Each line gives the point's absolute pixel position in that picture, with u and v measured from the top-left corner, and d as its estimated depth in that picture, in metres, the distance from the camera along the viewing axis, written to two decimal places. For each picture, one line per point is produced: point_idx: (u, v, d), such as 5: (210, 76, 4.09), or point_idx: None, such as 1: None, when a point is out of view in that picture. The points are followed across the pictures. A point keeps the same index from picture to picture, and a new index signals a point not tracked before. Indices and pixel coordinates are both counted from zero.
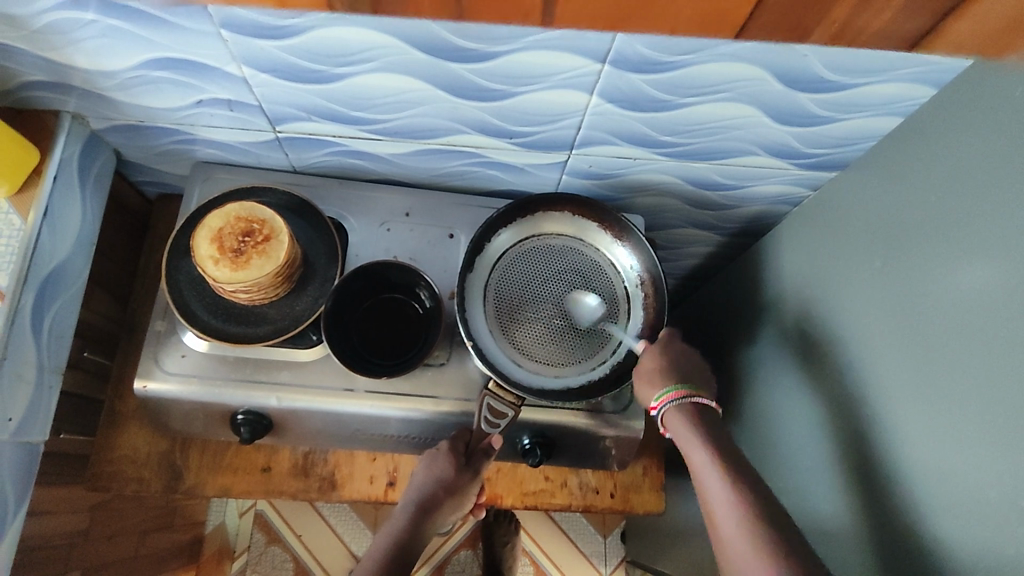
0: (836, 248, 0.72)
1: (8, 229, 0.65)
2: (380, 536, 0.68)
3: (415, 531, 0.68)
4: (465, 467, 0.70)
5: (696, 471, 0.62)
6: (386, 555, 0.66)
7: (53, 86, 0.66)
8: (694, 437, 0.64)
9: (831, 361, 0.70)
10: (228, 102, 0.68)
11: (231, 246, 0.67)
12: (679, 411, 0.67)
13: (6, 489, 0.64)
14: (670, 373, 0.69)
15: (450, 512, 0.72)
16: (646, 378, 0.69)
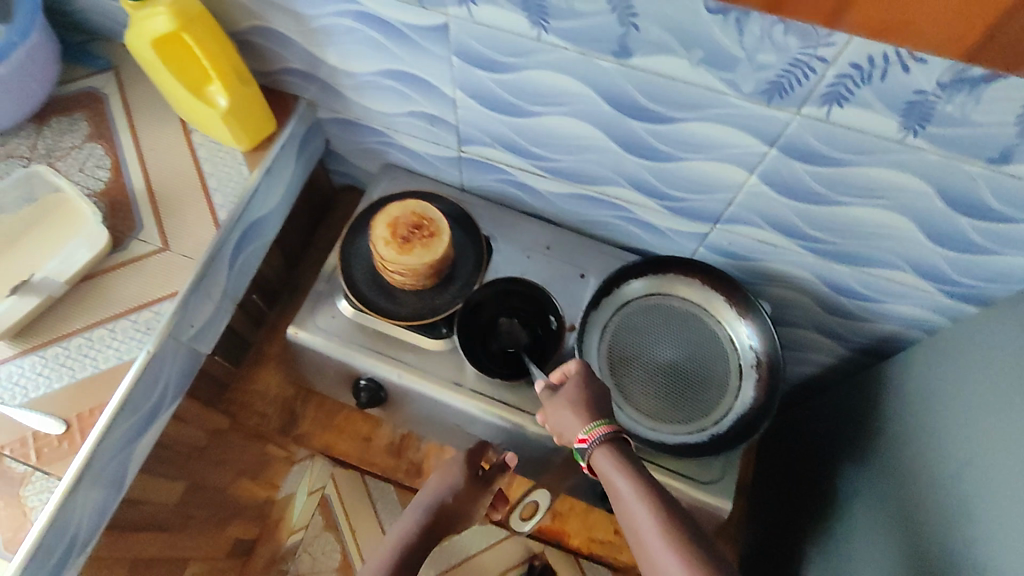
0: (967, 379, 0.70)
1: (237, 176, 0.80)
2: (394, 529, 0.72)
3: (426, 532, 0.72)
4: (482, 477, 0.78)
5: (617, 490, 0.57)
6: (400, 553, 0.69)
7: (304, 75, 0.82)
8: (618, 467, 0.58)
9: (945, 497, 0.67)
10: (432, 117, 0.80)
11: (402, 234, 0.78)
12: (603, 446, 0.60)
13: (170, 383, 0.75)
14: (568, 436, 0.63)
15: (457, 523, 0.76)
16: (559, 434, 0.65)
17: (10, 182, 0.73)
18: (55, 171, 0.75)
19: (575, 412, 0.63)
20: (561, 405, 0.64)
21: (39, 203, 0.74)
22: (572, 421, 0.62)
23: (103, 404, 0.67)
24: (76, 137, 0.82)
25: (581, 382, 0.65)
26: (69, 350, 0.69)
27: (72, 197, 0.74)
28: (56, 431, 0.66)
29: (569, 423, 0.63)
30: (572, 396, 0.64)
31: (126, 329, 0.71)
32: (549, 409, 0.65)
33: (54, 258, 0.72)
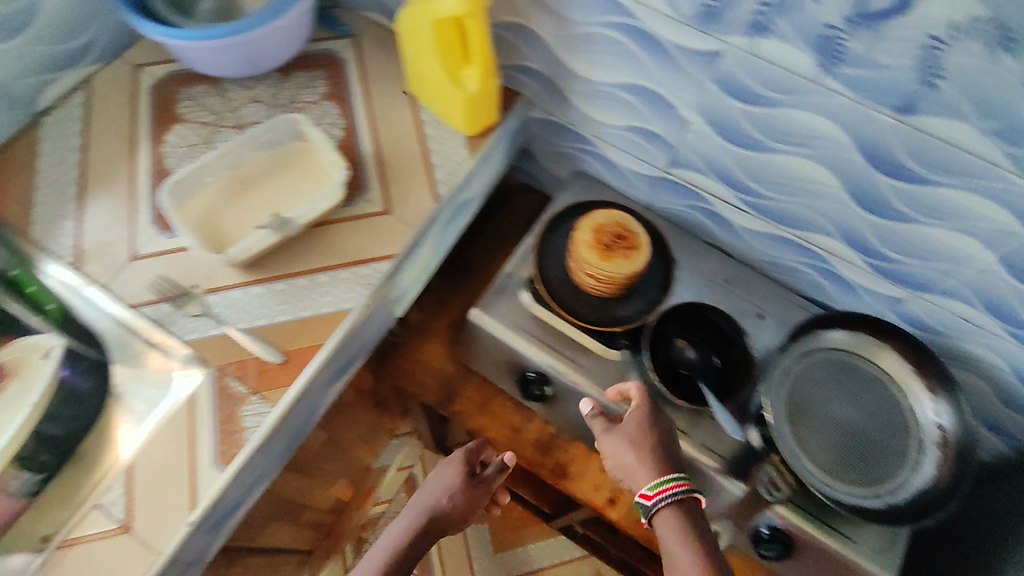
0: None
1: (458, 158, 0.84)
2: (389, 535, 0.76)
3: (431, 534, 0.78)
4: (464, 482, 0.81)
5: (674, 557, 0.64)
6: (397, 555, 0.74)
7: (535, 74, 0.85)
8: (678, 534, 0.65)
9: None
10: (651, 135, 0.81)
11: (604, 240, 0.79)
12: (669, 510, 0.66)
13: (368, 337, 0.79)
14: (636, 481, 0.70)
15: (450, 526, 0.81)
16: (618, 472, 0.72)
17: (271, 125, 0.78)
18: (310, 125, 0.78)
19: (639, 457, 0.70)
20: (621, 442, 0.71)
21: (291, 152, 0.80)
22: (638, 468, 0.69)
23: (319, 344, 0.71)
24: (314, 93, 0.87)
25: (634, 416, 0.72)
26: (293, 288, 0.74)
27: (322, 153, 0.79)
28: (275, 360, 0.70)
29: (626, 461, 0.70)
30: (646, 444, 0.70)
31: (345, 279, 0.75)
32: (604, 440, 0.74)
33: (296, 203, 0.77)
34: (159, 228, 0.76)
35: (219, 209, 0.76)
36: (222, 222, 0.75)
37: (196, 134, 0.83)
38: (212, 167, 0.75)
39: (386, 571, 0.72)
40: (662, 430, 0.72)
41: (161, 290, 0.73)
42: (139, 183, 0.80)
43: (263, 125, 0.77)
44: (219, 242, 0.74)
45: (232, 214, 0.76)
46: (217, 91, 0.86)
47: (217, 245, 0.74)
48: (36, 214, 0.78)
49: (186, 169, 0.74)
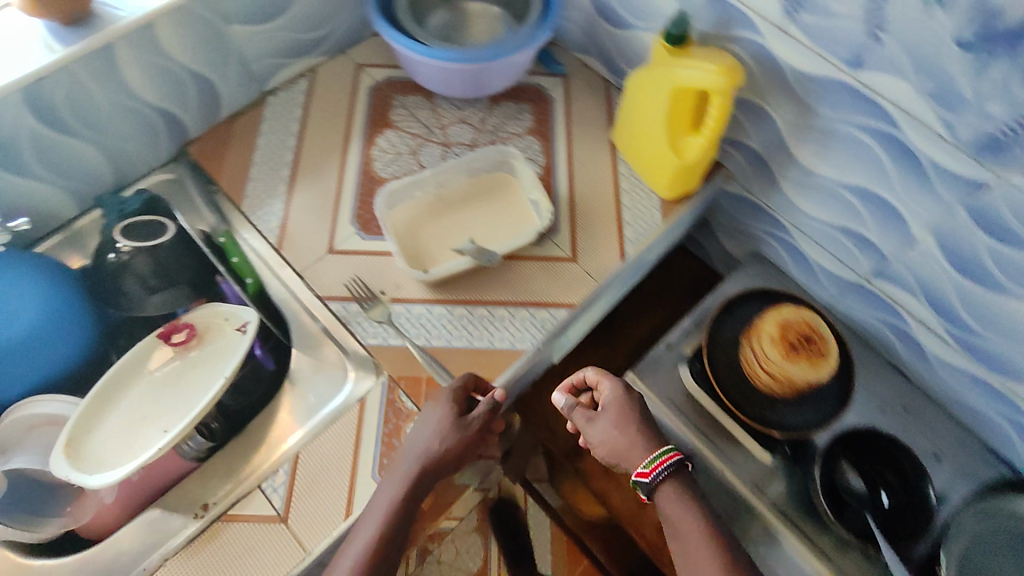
0: None
1: (649, 219, 0.82)
2: (389, 483, 0.62)
3: (425, 482, 0.62)
4: (456, 421, 0.65)
5: (683, 535, 0.65)
6: (396, 512, 0.61)
7: (748, 152, 0.81)
8: (688, 513, 0.65)
9: None
10: (863, 242, 0.76)
11: (790, 339, 0.79)
12: (666, 484, 0.67)
13: (528, 380, 0.77)
14: (624, 462, 0.69)
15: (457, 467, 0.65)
16: (617, 458, 0.69)
17: (482, 154, 0.81)
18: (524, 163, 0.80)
19: (623, 432, 0.68)
20: (610, 428, 0.69)
21: (498, 183, 0.82)
22: (627, 450, 0.68)
23: (489, 378, 0.71)
24: (520, 126, 0.89)
25: (612, 406, 0.71)
26: (473, 315, 0.75)
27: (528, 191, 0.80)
28: (445, 384, 0.70)
29: (610, 445, 0.69)
30: (630, 430, 0.68)
31: (523, 317, 0.75)
32: (598, 440, 0.70)
33: (494, 234, 0.78)
34: (359, 227, 0.80)
35: (422, 223, 0.78)
36: (422, 235, 0.78)
37: (404, 143, 0.86)
38: (424, 184, 0.79)
39: (382, 535, 0.60)
40: (631, 407, 0.70)
41: (353, 288, 0.75)
42: (346, 180, 0.83)
43: (477, 152, 0.80)
44: (416, 253, 0.76)
45: (433, 231, 0.78)
46: (430, 106, 0.89)
47: (414, 256, 0.76)
48: (250, 189, 0.83)
49: (405, 180, 0.77)
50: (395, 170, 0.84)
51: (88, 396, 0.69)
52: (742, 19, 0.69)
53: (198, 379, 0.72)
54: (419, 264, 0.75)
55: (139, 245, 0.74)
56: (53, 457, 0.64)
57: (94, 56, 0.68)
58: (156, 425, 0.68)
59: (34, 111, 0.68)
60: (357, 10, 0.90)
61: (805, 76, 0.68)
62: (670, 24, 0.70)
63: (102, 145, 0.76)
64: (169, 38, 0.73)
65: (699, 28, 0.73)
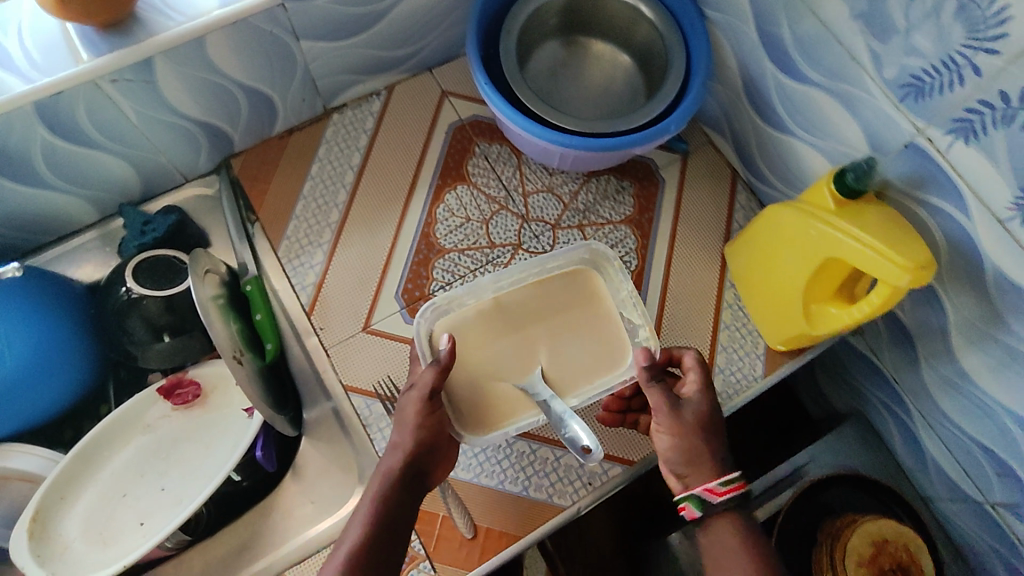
0: None
1: (747, 370, 0.68)
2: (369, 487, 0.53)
3: (403, 497, 0.52)
4: (429, 424, 0.54)
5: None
6: (374, 534, 0.49)
7: (893, 319, 0.65)
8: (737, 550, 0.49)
9: None
10: (1007, 473, 0.61)
11: (882, 564, 0.63)
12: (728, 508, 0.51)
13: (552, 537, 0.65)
14: (685, 468, 0.52)
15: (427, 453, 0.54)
16: (679, 462, 0.52)
17: (564, 251, 0.62)
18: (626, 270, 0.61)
19: (712, 446, 0.52)
20: (688, 427, 0.52)
21: (579, 285, 0.62)
22: (691, 472, 0.52)
23: (513, 536, 0.61)
24: (618, 212, 0.74)
25: (700, 409, 0.53)
26: (511, 451, 0.64)
27: (625, 311, 0.61)
28: (464, 532, 0.61)
29: (673, 457, 0.53)
30: (702, 448, 0.52)
31: (570, 467, 0.63)
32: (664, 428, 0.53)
33: (572, 370, 0.59)
34: (405, 305, 0.68)
35: (470, 347, 0.58)
36: (474, 364, 0.58)
37: (478, 207, 0.73)
38: (478, 289, 0.61)
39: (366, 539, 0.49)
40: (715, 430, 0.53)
41: (382, 385, 0.64)
42: (401, 240, 0.71)
43: (560, 250, 0.62)
44: (462, 399, 0.57)
45: (489, 356, 0.58)
46: (516, 163, 0.75)
47: (459, 400, 0.57)
48: (292, 227, 0.71)
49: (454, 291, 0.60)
50: (458, 239, 0.71)
51: (68, 456, 0.61)
52: (946, 187, 0.52)
53: (190, 455, 0.64)
54: (470, 415, 0.57)
55: (156, 290, 0.64)
56: (15, 536, 0.57)
57: (129, 69, 0.56)
58: (133, 513, 0.61)
59: (49, 124, 0.56)
60: (455, 28, 0.74)
61: (1007, 280, 0.51)
62: (849, 172, 0.54)
63: (131, 156, 0.65)
64: (221, 51, 0.60)
65: (885, 175, 0.56)
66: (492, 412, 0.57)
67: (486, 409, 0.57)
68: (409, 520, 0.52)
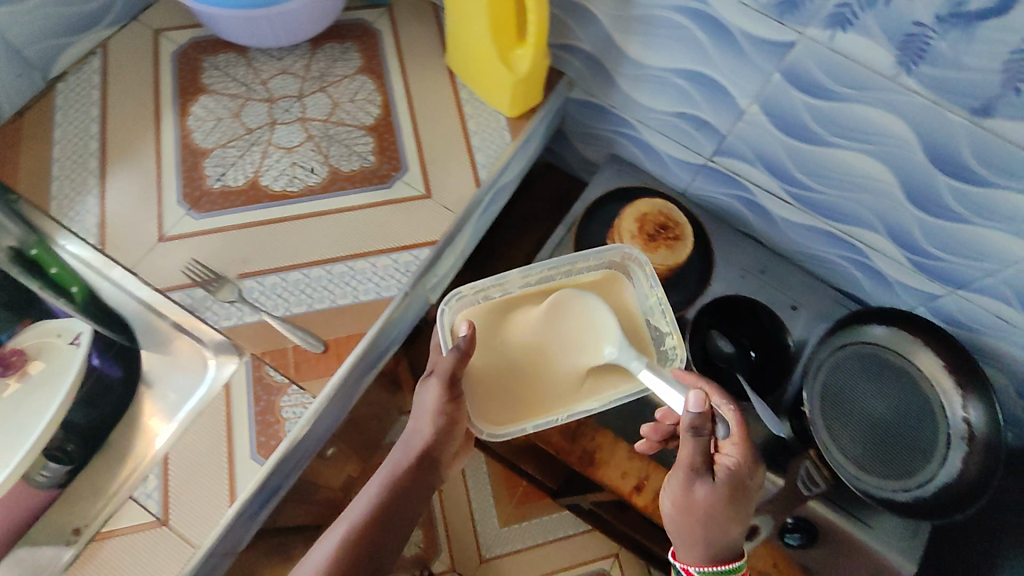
0: None
1: (499, 140, 0.81)
2: (395, 456, 0.63)
3: (411, 482, 0.61)
4: (445, 413, 0.63)
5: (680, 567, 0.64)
6: (389, 496, 0.59)
7: (582, 54, 0.82)
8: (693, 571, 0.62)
9: None
10: (702, 123, 0.81)
11: (648, 230, 0.80)
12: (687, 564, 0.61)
13: (402, 328, 0.75)
14: (693, 550, 0.60)
15: (444, 441, 0.63)
16: (683, 533, 0.61)
17: (598, 253, 0.73)
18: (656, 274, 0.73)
19: (715, 532, 0.58)
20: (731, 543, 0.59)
21: (596, 288, 0.74)
22: (679, 543, 0.61)
23: (360, 334, 0.69)
24: (349, 67, 0.84)
25: (716, 487, 0.57)
26: (332, 275, 0.71)
27: (653, 317, 0.73)
28: (316, 349, 0.67)
29: (671, 512, 0.61)
30: (697, 521, 0.58)
31: (386, 265, 0.72)
32: (676, 508, 0.60)
33: (593, 382, 0.69)
34: (189, 207, 0.73)
35: (505, 344, 0.70)
36: (502, 368, 0.69)
37: (224, 107, 0.80)
38: (508, 284, 0.73)
39: (385, 500, 0.58)
40: (720, 512, 0.57)
41: (193, 272, 0.70)
42: (164, 157, 0.76)
43: (597, 249, 0.73)
44: (494, 394, 0.68)
45: (522, 361, 0.69)
46: (244, 61, 0.83)
47: (484, 395, 0.68)
48: (54, 188, 0.74)
49: (483, 280, 0.72)
50: (217, 137, 0.78)
51: None
52: None
53: (31, 410, 0.76)
54: (486, 410, 0.68)
55: None
56: None
57: None
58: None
59: None
60: None
61: None
62: None
63: None
64: None
65: None
66: (521, 404, 0.68)
67: (514, 405, 0.68)
68: (408, 512, 0.59)
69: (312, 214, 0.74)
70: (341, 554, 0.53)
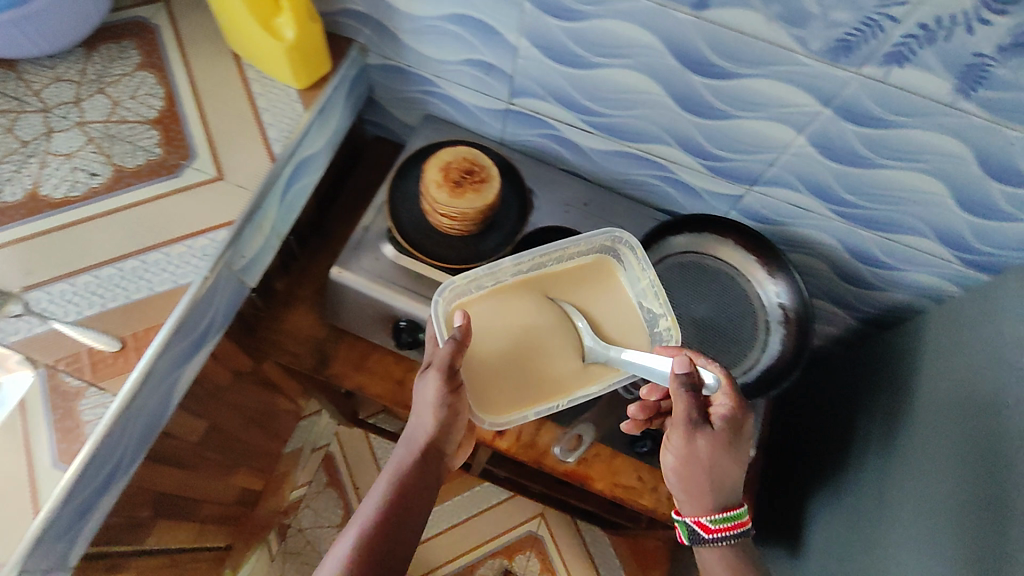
0: (962, 349, 0.78)
1: (292, 114, 0.80)
2: (401, 452, 0.69)
3: (417, 474, 0.67)
4: (447, 406, 0.67)
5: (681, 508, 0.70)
6: (397, 493, 0.66)
7: (360, 16, 0.82)
8: (699, 513, 0.68)
9: (936, 446, 0.74)
10: (489, 67, 0.82)
11: (454, 177, 0.79)
12: (698, 509, 0.68)
13: (217, 313, 0.75)
14: (701, 493, 0.67)
15: (447, 432, 0.70)
16: (693, 481, 0.67)
17: (591, 240, 0.77)
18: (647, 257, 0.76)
19: (720, 471, 0.66)
20: (732, 481, 0.66)
21: (586, 276, 0.77)
22: (687, 498, 0.68)
23: (158, 325, 0.68)
24: (128, 64, 0.81)
25: (716, 433, 0.64)
26: (124, 272, 0.70)
27: (646, 299, 0.76)
28: (111, 348, 0.66)
29: (677, 463, 0.67)
30: (701, 469, 0.66)
31: (182, 254, 0.71)
32: (682, 458, 0.66)
33: (593, 367, 0.74)
34: None
35: (507, 333, 0.72)
36: (500, 363, 0.71)
37: None
38: (501, 274, 0.75)
39: (394, 497, 0.65)
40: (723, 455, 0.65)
41: None
42: None
43: (588, 235, 0.77)
44: (501, 385, 0.71)
45: (519, 356, 0.72)
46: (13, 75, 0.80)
47: (488, 389, 0.71)
48: None
49: (474, 271, 0.73)
50: None
51: None
52: None
53: None
54: (485, 404, 0.70)
55: None
56: None
57: None
58: None
59: None
60: None
61: None
62: None
63: None
64: None
65: None
66: (525, 397, 0.71)
67: (519, 392, 0.71)
68: (416, 505, 0.66)
69: (96, 216, 0.72)
70: (361, 548, 0.60)
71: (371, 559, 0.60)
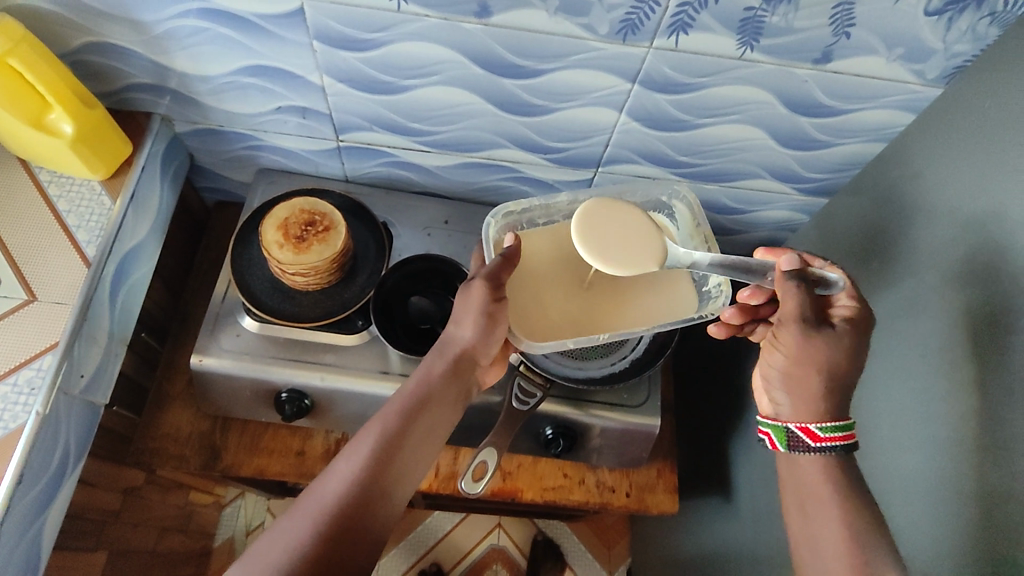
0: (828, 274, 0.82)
1: (99, 208, 0.74)
2: (435, 357, 0.64)
3: (445, 384, 0.63)
4: (491, 316, 0.63)
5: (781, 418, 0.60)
6: (420, 400, 0.61)
7: (150, 88, 0.76)
8: (809, 418, 0.58)
9: None
10: (304, 110, 0.78)
11: (294, 234, 0.75)
12: (804, 415, 0.58)
13: (68, 445, 0.68)
14: (811, 394, 0.58)
15: (485, 344, 0.65)
16: (796, 380, 0.58)
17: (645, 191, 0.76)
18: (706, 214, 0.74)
19: (839, 371, 0.58)
20: (846, 384, 0.58)
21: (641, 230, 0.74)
22: (793, 400, 0.59)
23: None
24: None
25: (839, 330, 0.58)
26: None
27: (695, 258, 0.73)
28: None
29: (781, 363, 0.59)
30: (815, 365, 0.58)
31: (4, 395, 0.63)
32: (789, 359, 0.59)
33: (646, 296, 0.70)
34: None
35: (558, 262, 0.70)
36: (550, 297, 0.69)
37: None
38: (553, 211, 0.74)
39: (418, 406, 0.60)
40: (848, 353, 0.58)
41: None
42: None
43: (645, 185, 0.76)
44: (548, 311, 0.68)
45: (571, 291, 0.69)
46: None
47: (532, 326, 0.67)
48: None
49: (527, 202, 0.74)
50: None
51: None
52: None
53: None
54: (533, 328, 0.67)
55: None
56: None
57: None
58: None
59: None
60: None
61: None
62: None
63: None
64: None
65: None
66: (569, 326, 0.68)
67: (571, 315, 0.68)
68: (437, 421, 0.61)
69: None
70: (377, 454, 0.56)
71: (387, 459, 0.56)
